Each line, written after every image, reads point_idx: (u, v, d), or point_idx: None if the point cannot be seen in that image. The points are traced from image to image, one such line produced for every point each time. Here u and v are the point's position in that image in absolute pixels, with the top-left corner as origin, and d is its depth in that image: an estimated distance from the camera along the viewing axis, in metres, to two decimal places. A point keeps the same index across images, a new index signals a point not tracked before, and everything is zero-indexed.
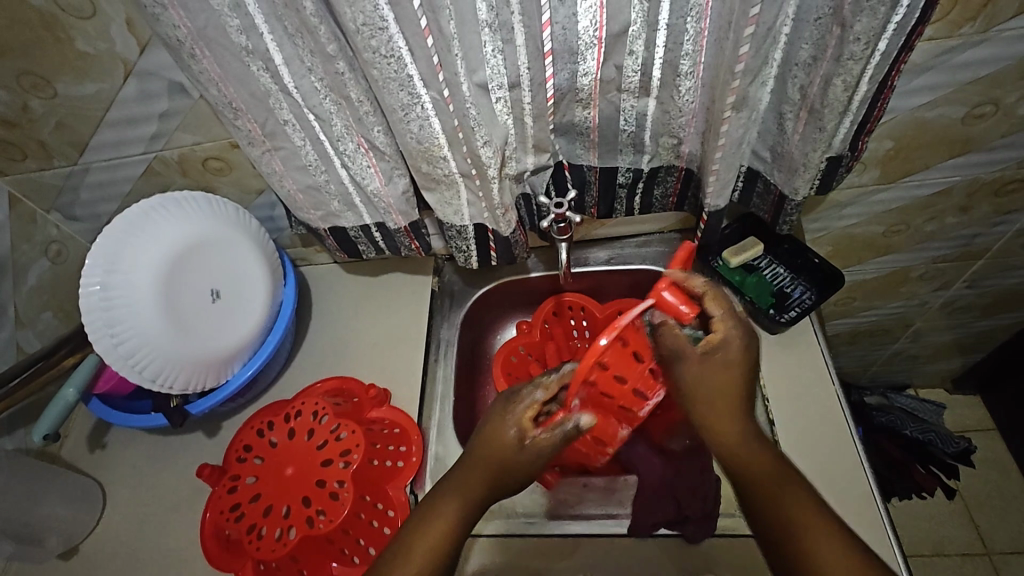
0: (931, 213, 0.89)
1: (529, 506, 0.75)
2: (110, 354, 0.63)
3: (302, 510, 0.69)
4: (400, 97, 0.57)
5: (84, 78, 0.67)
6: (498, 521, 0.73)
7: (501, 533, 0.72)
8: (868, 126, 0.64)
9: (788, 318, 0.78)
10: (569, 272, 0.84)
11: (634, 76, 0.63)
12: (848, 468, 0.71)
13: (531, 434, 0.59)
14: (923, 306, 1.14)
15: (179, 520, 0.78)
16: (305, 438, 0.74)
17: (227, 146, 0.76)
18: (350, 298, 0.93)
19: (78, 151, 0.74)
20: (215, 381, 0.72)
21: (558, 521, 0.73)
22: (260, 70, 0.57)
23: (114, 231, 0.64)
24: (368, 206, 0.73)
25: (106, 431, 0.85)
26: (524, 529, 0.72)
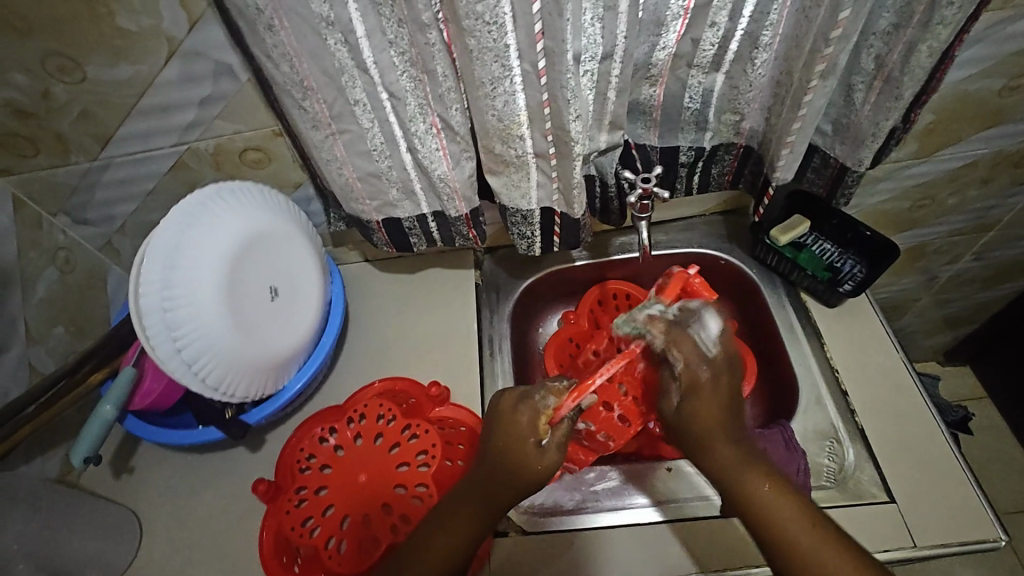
0: (955, 187, 0.93)
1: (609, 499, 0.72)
2: (171, 360, 0.56)
3: (383, 520, 0.64)
4: (492, 70, 0.54)
5: (118, 59, 0.60)
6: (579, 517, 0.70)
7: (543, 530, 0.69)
8: (925, 96, 0.69)
9: (846, 288, 0.79)
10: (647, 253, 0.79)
11: (710, 49, 0.63)
12: (929, 434, 0.70)
13: (546, 434, 0.58)
14: (932, 281, 1.19)
15: (231, 544, 0.71)
16: (375, 442, 0.69)
17: (269, 135, 0.71)
18: (388, 295, 0.89)
19: (100, 144, 0.68)
20: (272, 388, 0.66)
21: (645, 509, 0.71)
22: (338, 44, 0.53)
23: (171, 223, 0.56)
24: (428, 192, 0.70)
25: (132, 453, 0.77)
26: (566, 525, 0.70)
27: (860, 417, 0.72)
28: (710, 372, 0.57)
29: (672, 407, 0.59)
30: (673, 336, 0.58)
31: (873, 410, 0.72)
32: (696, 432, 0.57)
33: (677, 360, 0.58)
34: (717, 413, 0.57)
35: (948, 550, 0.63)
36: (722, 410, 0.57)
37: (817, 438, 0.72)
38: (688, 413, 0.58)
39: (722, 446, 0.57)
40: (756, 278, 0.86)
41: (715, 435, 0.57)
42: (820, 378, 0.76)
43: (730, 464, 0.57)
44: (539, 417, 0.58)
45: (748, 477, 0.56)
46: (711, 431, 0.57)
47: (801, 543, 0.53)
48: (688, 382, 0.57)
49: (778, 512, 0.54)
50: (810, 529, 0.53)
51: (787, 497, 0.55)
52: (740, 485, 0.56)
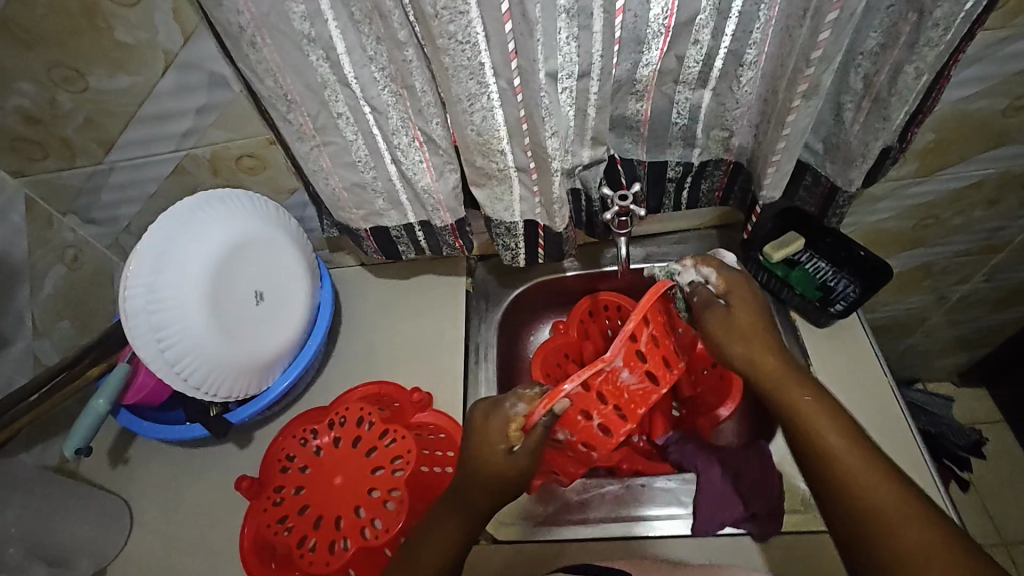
0: (960, 207, 0.91)
1: (581, 510, 0.72)
2: (155, 360, 0.59)
3: (354, 521, 0.66)
4: (468, 87, 0.55)
5: (118, 70, 0.63)
6: (548, 528, 0.71)
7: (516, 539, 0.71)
8: (920, 116, 0.67)
9: (838, 309, 0.78)
10: (626, 268, 0.76)
11: (695, 67, 0.63)
12: (908, 457, 0.69)
13: (516, 441, 0.59)
14: (941, 300, 1.16)
15: (216, 538, 0.74)
16: (353, 445, 0.70)
17: (263, 143, 0.73)
18: (380, 300, 0.91)
19: (104, 149, 0.71)
20: (257, 388, 0.68)
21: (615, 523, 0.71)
22: (320, 60, 0.55)
23: (159, 229, 0.59)
24: (413, 203, 0.71)
25: (128, 445, 0.81)
26: (537, 536, 0.71)
27: None
28: (749, 296, 0.63)
29: (706, 317, 0.63)
30: (700, 255, 0.64)
31: None
32: (747, 348, 0.62)
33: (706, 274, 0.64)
34: (751, 322, 0.62)
35: None
36: (767, 340, 0.62)
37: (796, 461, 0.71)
38: (734, 321, 0.62)
39: (768, 365, 0.61)
40: None
41: (767, 356, 0.61)
42: None
43: (780, 373, 0.60)
44: (508, 424, 0.58)
45: (833, 419, 0.57)
46: (761, 341, 0.62)
47: (854, 465, 0.55)
48: (724, 287, 0.63)
49: (829, 434, 0.56)
50: (853, 447, 0.56)
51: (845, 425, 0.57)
52: (789, 403, 0.59)
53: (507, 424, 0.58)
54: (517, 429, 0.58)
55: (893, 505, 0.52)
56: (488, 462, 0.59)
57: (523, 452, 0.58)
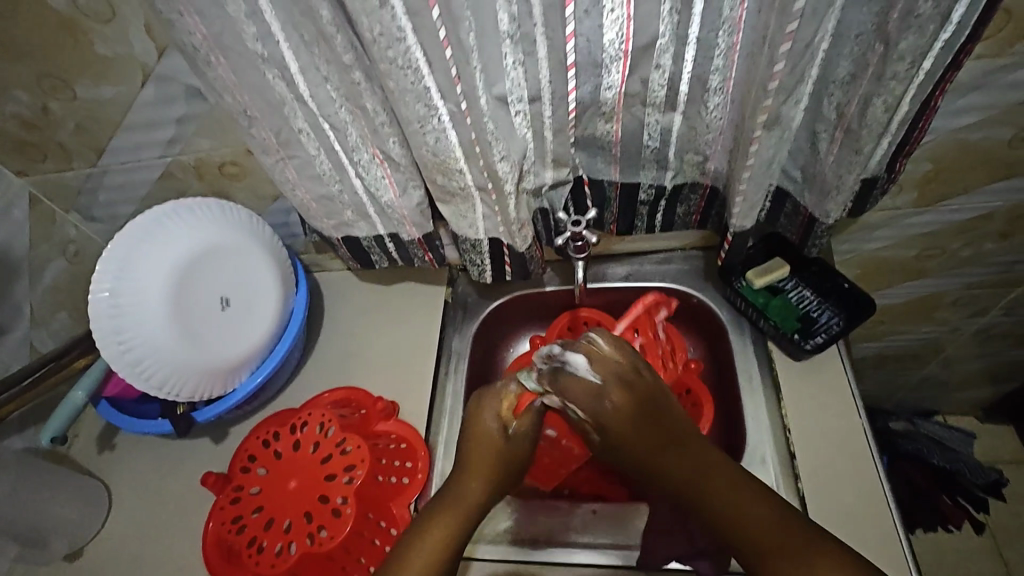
0: (969, 239, 0.85)
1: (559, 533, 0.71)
2: (117, 360, 0.62)
3: (302, 526, 0.67)
4: (416, 109, 0.55)
5: (102, 81, 0.66)
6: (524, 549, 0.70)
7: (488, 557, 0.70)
8: (907, 147, 0.63)
9: (814, 344, 0.74)
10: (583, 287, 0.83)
11: (660, 91, 0.61)
12: (872, 505, 0.66)
13: (511, 422, 0.66)
14: (956, 332, 1.09)
15: (183, 530, 0.77)
16: (310, 450, 0.72)
17: (243, 152, 0.75)
18: (361, 306, 0.92)
19: (96, 153, 0.75)
20: (222, 390, 0.70)
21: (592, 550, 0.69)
22: (276, 78, 0.56)
23: (126, 237, 0.63)
24: (382, 216, 0.72)
25: (115, 432, 0.85)
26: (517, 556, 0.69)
27: (803, 480, 0.69)
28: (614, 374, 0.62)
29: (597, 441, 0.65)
30: (550, 357, 0.63)
31: (815, 475, 0.69)
32: (625, 438, 0.62)
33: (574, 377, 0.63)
34: (624, 412, 0.61)
35: None
36: (637, 426, 0.61)
37: None
38: (609, 426, 0.62)
39: (637, 447, 0.61)
40: (726, 322, 0.82)
41: (641, 436, 0.61)
42: (770, 438, 0.72)
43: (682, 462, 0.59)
44: (501, 409, 0.66)
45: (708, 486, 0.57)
46: (628, 424, 0.61)
47: (744, 509, 0.54)
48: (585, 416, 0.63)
49: (716, 496, 0.56)
50: (741, 498, 0.55)
51: (734, 483, 0.56)
52: (674, 483, 0.59)
53: (500, 407, 0.66)
54: (509, 411, 0.66)
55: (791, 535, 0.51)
56: (486, 441, 0.65)
57: (519, 433, 0.66)
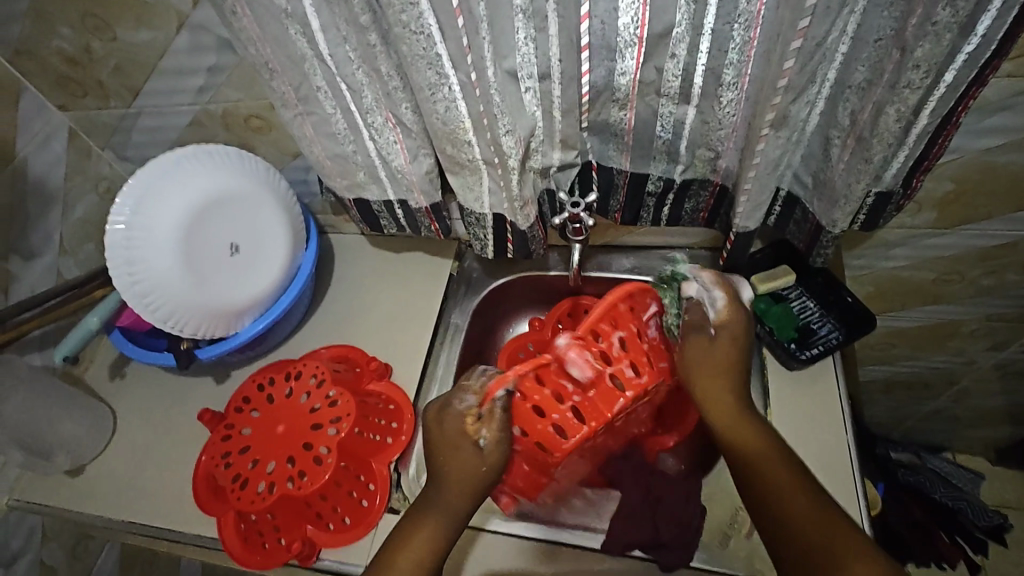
0: (991, 268, 0.82)
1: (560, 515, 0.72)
2: (127, 291, 0.66)
3: (284, 470, 0.70)
4: (427, 76, 0.56)
5: (141, 25, 0.69)
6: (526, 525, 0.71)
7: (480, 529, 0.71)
8: (925, 164, 0.60)
9: (810, 355, 0.73)
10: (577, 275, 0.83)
11: (675, 81, 0.61)
12: (844, 518, 0.66)
13: (480, 432, 0.63)
14: (972, 365, 1.06)
15: (177, 461, 0.81)
16: (300, 399, 0.75)
17: (267, 107, 0.77)
18: (370, 270, 0.94)
19: (131, 95, 0.78)
20: (225, 331, 0.73)
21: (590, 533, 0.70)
22: (298, 34, 0.58)
23: (146, 175, 0.66)
24: (392, 181, 0.74)
25: (126, 363, 0.90)
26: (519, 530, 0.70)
27: None
28: (745, 314, 0.65)
29: (684, 344, 0.64)
30: (725, 282, 0.65)
31: None
32: (704, 387, 0.63)
33: (708, 305, 0.64)
34: (729, 357, 0.63)
35: None
36: (733, 351, 0.63)
37: None
38: (694, 361, 0.63)
39: (725, 402, 0.62)
40: None
41: (716, 379, 0.63)
42: None
43: (741, 433, 0.60)
44: (464, 420, 0.64)
45: (750, 447, 0.58)
46: (717, 383, 0.63)
47: (797, 514, 0.53)
48: (723, 316, 0.64)
49: (771, 479, 0.56)
50: (792, 482, 0.55)
51: (793, 479, 0.55)
52: (740, 445, 0.59)
53: (463, 417, 0.64)
54: (474, 422, 0.63)
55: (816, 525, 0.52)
56: (457, 462, 0.62)
57: (491, 443, 0.63)
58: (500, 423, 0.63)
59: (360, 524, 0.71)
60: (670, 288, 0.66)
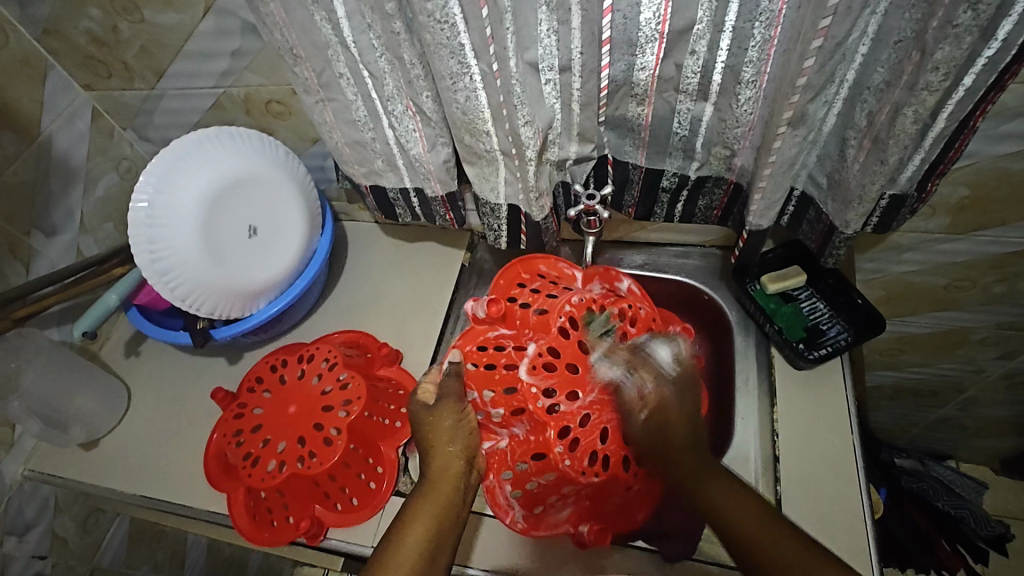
0: (1003, 275, 0.82)
1: None
2: (147, 267, 0.67)
3: (295, 449, 0.71)
4: (449, 65, 0.57)
5: (168, 8, 0.71)
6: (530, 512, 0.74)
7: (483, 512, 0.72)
8: (940, 168, 0.61)
9: (818, 355, 0.73)
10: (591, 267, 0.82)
11: (693, 78, 0.61)
12: (846, 518, 0.66)
13: (433, 395, 0.64)
14: (980, 374, 1.06)
15: (190, 437, 0.82)
16: (312, 381, 0.76)
17: (289, 93, 0.79)
18: (382, 257, 0.95)
19: (156, 76, 0.80)
20: (240, 312, 0.75)
21: None
22: (323, 20, 0.59)
23: (169, 153, 0.67)
24: (409, 169, 0.75)
25: (142, 341, 0.91)
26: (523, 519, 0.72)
27: (781, 485, 0.69)
28: (672, 393, 0.62)
29: (640, 423, 0.61)
30: (643, 359, 0.63)
31: (792, 479, 0.69)
32: (664, 448, 0.61)
33: (641, 385, 0.62)
34: (683, 420, 0.61)
35: None
36: (684, 426, 0.61)
37: None
38: (659, 432, 0.61)
39: (682, 460, 0.60)
40: (732, 320, 0.82)
41: (677, 443, 0.61)
42: (756, 439, 0.72)
43: (683, 463, 0.60)
44: (422, 394, 0.64)
45: (701, 472, 0.59)
46: (677, 443, 0.61)
47: (744, 526, 0.54)
48: (654, 403, 0.61)
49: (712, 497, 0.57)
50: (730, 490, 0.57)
51: (714, 472, 0.59)
52: (704, 496, 0.58)
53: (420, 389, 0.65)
54: (430, 391, 0.64)
55: (763, 529, 0.53)
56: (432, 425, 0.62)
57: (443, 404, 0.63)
58: (456, 395, 0.63)
59: (366, 506, 0.72)
60: (596, 322, 0.66)
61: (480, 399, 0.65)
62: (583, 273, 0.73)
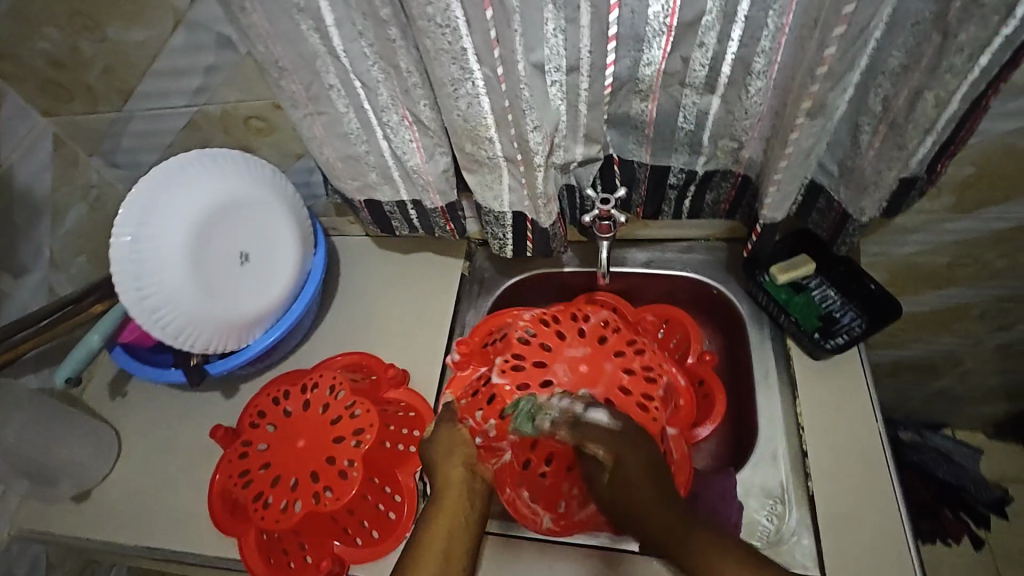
0: (1004, 250, 0.83)
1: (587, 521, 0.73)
2: (134, 306, 0.62)
3: (308, 486, 0.68)
4: (450, 71, 0.54)
5: (134, 23, 0.65)
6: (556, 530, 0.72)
7: (501, 533, 0.72)
8: (951, 148, 0.60)
9: (834, 344, 0.72)
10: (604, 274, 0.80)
11: (701, 70, 0.59)
12: (880, 510, 0.65)
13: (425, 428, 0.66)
14: (978, 346, 1.07)
15: (190, 479, 0.78)
16: (318, 411, 0.72)
17: (270, 108, 0.74)
18: (376, 272, 0.91)
19: (123, 98, 0.74)
20: (236, 344, 0.70)
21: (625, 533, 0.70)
22: (310, 30, 0.55)
23: (149, 182, 0.62)
24: (406, 181, 0.71)
25: (128, 379, 0.86)
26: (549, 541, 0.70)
27: (813, 481, 0.67)
28: (634, 451, 0.56)
29: (605, 483, 0.56)
30: (577, 427, 0.59)
31: (822, 475, 0.68)
32: (625, 506, 0.53)
33: (596, 447, 0.57)
34: (639, 484, 0.53)
35: None
36: (647, 483, 0.52)
37: (761, 496, 0.68)
38: (617, 492, 0.54)
39: (647, 514, 0.50)
40: (744, 314, 0.80)
41: (622, 455, 0.55)
42: (783, 436, 0.71)
43: (662, 521, 0.49)
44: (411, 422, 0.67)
45: (683, 538, 0.46)
46: (636, 496, 0.52)
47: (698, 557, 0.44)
48: (613, 460, 0.55)
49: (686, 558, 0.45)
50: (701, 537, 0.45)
51: (657, 494, 0.51)
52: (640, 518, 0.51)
53: None
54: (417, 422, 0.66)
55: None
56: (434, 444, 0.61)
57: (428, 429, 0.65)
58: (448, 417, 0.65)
59: (389, 537, 0.68)
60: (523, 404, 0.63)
61: (472, 424, 0.64)
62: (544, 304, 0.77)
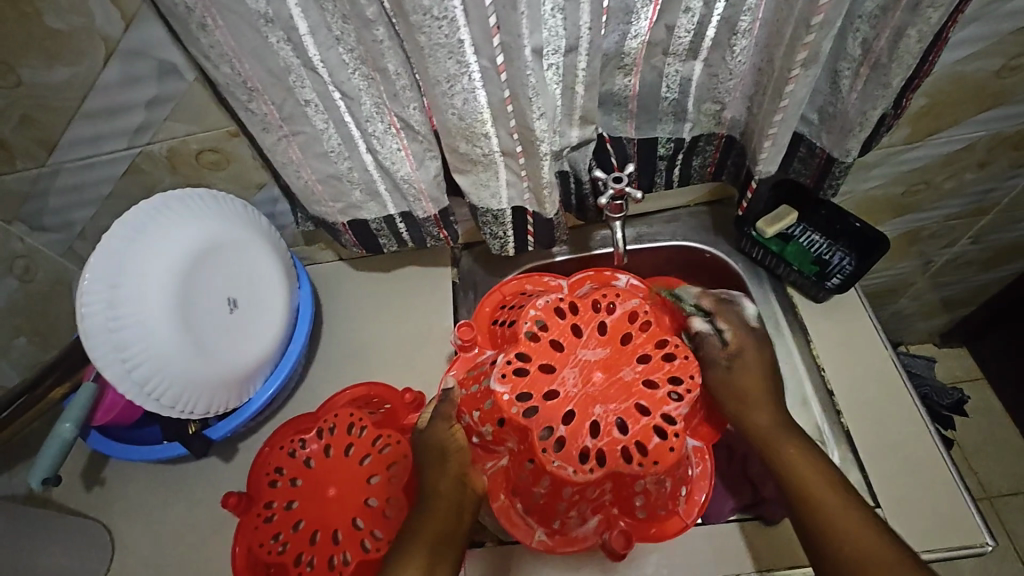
0: (951, 171, 0.89)
1: None
2: (121, 381, 0.54)
3: (352, 534, 0.63)
4: (446, 67, 0.50)
5: (55, 62, 0.57)
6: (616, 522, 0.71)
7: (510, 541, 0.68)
8: (915, 82, 0.63)
9: (833, 284, 0.75)
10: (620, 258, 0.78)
11: (686, 37, 0.59)
12: (912, 432, 0.69)
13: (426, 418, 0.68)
14: (928, 264, 1.16)
15: (206, 557, 0.70)
16: (345, 454, 0.67)
17: (224, 136, 0.67)
18: (361, 295, 0.86)
19: (46, 150, 0.64)
20: (238, 401, 0.64)
21: None
22: (280, 42, 0.50)
23: (114, 238, 0.54)
24: (393, 194, 0.66)
25: (103, 465, 0.76)
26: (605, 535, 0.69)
27: (845, 418, 0.70)
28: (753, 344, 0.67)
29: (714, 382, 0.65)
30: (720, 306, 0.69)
31: (853, 412, 0.71)
32: (738, 397, 0.64)
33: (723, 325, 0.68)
34: (755, 381, 0.65)
35: (935, 555, 0.62)
36: (761, 384, 0.65)
37: None
38: (734, 381, 0.65)
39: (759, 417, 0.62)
40: (741, 271, 0.82)
41: (753, 396, 0.64)
42: (808, 380, 0.73)
43: (767, 435, 0.61)
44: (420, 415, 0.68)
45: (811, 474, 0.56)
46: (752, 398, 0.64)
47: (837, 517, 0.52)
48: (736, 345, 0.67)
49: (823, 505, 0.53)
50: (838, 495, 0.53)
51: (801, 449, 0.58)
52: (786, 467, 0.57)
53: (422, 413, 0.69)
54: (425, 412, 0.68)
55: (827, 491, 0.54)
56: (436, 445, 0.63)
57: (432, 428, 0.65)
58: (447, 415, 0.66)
59: None
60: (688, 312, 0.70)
61: (471, 421, 0.65)
62: (572, 279, 0.74)
